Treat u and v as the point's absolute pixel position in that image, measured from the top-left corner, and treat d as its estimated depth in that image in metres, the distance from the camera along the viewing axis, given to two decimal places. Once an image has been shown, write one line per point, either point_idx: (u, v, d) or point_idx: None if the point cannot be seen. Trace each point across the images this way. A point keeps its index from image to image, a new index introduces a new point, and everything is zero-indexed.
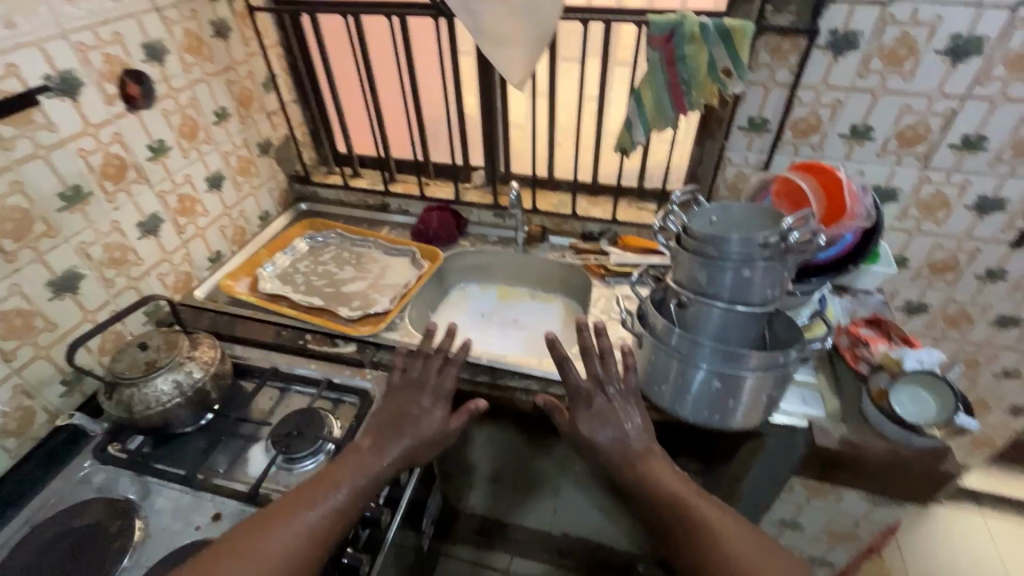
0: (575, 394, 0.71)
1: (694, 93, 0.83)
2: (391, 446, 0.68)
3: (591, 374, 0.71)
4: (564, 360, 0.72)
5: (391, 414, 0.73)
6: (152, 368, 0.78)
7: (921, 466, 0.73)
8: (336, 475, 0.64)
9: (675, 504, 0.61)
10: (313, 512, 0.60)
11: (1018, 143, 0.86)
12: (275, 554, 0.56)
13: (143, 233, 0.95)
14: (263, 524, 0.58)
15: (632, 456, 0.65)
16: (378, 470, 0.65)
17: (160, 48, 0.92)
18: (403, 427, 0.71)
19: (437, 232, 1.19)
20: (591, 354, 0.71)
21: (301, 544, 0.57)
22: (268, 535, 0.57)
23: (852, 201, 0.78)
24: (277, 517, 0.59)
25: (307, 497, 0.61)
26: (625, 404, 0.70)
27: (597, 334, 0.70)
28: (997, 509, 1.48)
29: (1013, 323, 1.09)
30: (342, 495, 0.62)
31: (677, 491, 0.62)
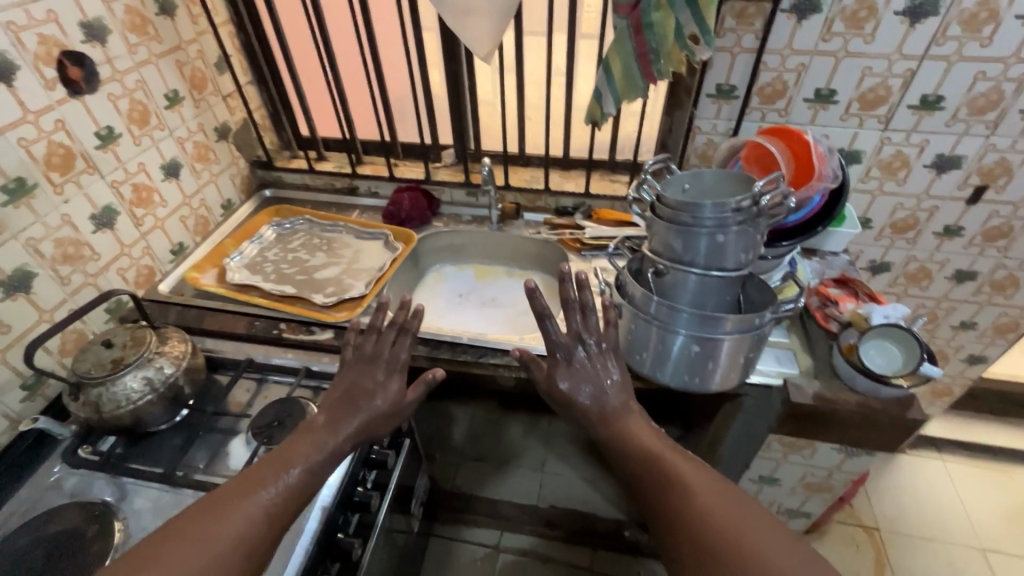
0: (555, 350, 0.70)
1: (662, 62, 0.81)
2: (344, 423, 0.65)
3: (571, 328, 0.70)
4: (545, 313, 0.69)
5: (343, 390, 0.69)
6: (119, 365, 0.74)
7: (890, 416, 0.75)
8: (292, 455, 0.60)
9: (651, 462, 0.59)
10: (269, 491, 0.55)
11: (972, 102, 0.88)
12: (227, 536, 0.50)
13: (98, 226, 0.90)
14: (210, 509, 0.52)
15: (609, 413, 0.66)
16: (333, 447, 0.62)
17: (101, 27, 0.86)
18: (357, 404, 0.67)
19: (409, 213, 1.17)
20: (571, 307, 0.70)
21: (256, 523, 0.52)
22: (220, 516, 0.51)
23: (820, 162, 0.79)
24: (227, 498, 0.53)
25: (259, 477, 0.56)
26: (605, 360, 0.70)
27: (580, 287, 0.69)
28: (956, 453, 1.57)
29: (969, 277, 1.14)
30: (298, 472, 0.58)
31: (650, 449, 0.60)
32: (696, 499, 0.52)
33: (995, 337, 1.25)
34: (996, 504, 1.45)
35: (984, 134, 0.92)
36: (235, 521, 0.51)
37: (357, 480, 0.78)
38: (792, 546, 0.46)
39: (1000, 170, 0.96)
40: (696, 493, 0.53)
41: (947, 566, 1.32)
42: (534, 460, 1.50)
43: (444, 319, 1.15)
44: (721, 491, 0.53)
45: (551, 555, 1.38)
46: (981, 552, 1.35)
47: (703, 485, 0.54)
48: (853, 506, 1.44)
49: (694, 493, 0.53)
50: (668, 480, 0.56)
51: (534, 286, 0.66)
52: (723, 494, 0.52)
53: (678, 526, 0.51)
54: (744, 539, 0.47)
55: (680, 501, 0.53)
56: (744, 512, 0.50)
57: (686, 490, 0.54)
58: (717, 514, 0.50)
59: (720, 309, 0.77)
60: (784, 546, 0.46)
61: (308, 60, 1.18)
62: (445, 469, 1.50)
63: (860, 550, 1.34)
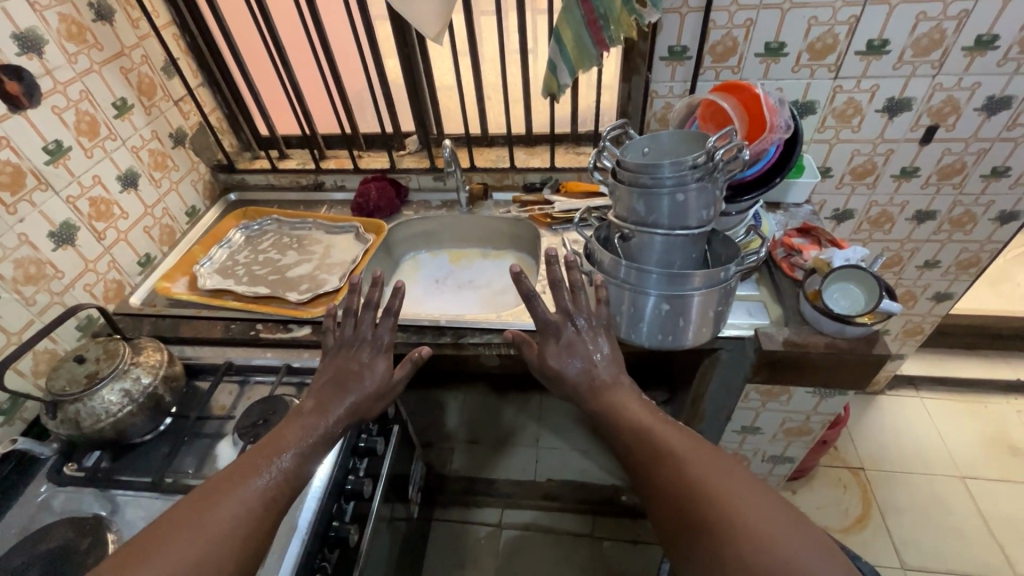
0: (545, 329, 0.70)
1: (612, 28, 0.81)
2: (335, 405, 0.66)
3: (559, 307, 0.70)
4: (530, 295, 0.69)
5: (331, 374, 0.69)
6: (95, 379, 0.74)
7: (856, 354, 0.77)
8: (281, 440, 0.60)
9: (642, 434, 0.58)
10: (263, 478, 0.56)
11: (917, 43, 0.90)
12: (223, 523, 0.50)
13: (58, 244, 0.89)
14: (204, 500, 0.52)
15: (599, 386, 0.66)
16: (325, 429, 0.63)
17: (36, 38, 0.84)
18: (347, 385, 0.68)
19: (377, 203, 1.16)
20: (559, 288, 0.69)
21: (253, 509, 0.53)
22: (214, 506, 0.51)
23: (771, 114, 0.80)
24: (221, 487, 0.53)
25: (251, 464, 0.57)
26: (593, 336, 0.70)
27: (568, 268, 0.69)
28: (932, 389, 1.63)
29: (929, 217, 1.17)
30: (290, 457, 0.59)
31: (642, 421, 0.59)
32: (687, 468, 0.51)
33: (959, 273, 1.29)
34: (972, 434, 1.51)
35: (931, 74, 0.94)
36: (230, 511, 0.51)
37: (347, 469, 0.79)
38: (783, 513, 0.45)
39: (948, 108, 0.98)
40: (687, 462, 0.51)
41: (930, 496, 1.37)
42: (529, 437, 1.56)
43: (422, 306, 1.15)
44: (713, 461, 0.51)
45: (553, 526, 1.40)
46: (961, 480, 1.40)
47: (694, 456, 0.52)
48: (838, 449, 1.49)
49: (685, 463, 0.51)
50: (659, 450, 0.55)
51: (518, 271, 0.67)
52: (714, 463, 0.51)
53: (669, 494, 0.50)
54: (733, 505, 0.46)
55: (671, 470, 0.52)
56: (733, 479, 0.49)
57: (677, 460, 0.52)
58: (706, 483, 0.49)
59: (687, 266, 0.78)
60: (774, 514, 0.45)
61: (259, 57, 1.16)
62: (441, 455, 1.53)
63: (846, 490, 1.39)
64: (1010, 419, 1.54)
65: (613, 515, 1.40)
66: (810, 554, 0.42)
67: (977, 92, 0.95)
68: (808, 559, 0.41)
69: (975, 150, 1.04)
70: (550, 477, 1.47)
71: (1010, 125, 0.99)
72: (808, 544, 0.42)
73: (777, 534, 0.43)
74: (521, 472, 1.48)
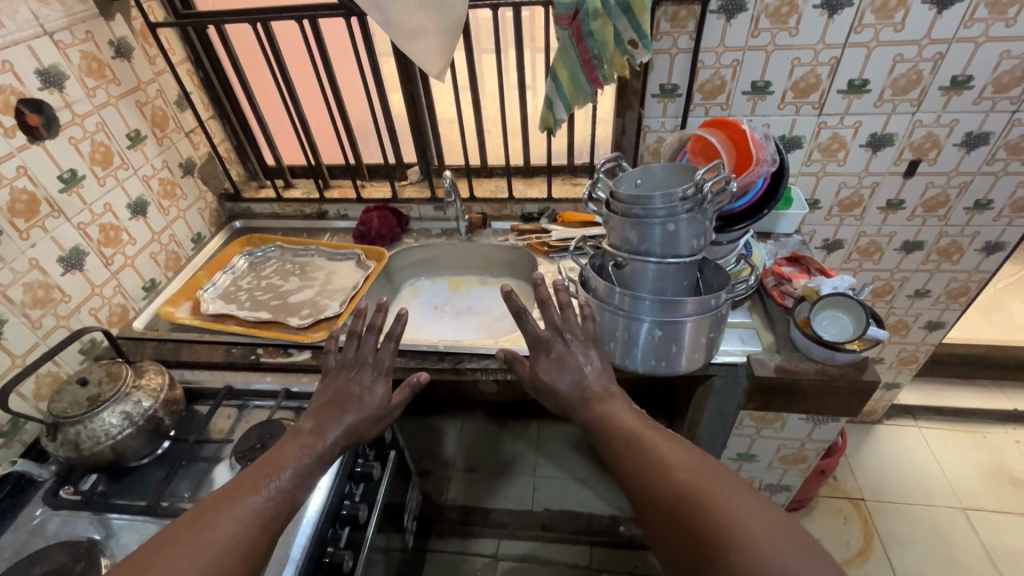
0: (536, 344, 0.71)
1: (606, 67, 0.86)
2: (334, 426, 0.66)
3: (549, 322, 0.71)
4: (521, 312, 0.70)
5: (330, 396, 0.70)
6: (96, 402, 0.75)
7: (847, 380, 0.79)
8: (279, 459, 0.61)
9: (631, 441, 0.59)
10: (260, 496, 0.56)
11: (895, 83, 0.95)
12: (221, 540, 0.51)
13: (66, 268, 0.91)
14: (202, 518, 0.52)
15: (590, 397, 0.67)
16: (321, 450, 0.64)
17: (58, 74, 0.88)
18: (346, 406, 0.69)
19: (379, 232, 1.19)
20: (548, 308, 0.71)
21: (249, 525, 0.53)
22: (211, 522, 0.52)
23: (757, 149, 0.83)
24: (219, 504, 0.54)
25: (250, 483, 0.57)
26: (585, 348, 0.71)
27: (555, 289, 0.71)
28: (930, 419, 1.63)
29: (917, 247, 1.20)
30: (288, 476, 0.59)
31: (631, 429, 0.60)
32: (675, 473, 0.52)
33: (950, 302, 1.31)
34: (972, 464, 1.50)
35: (910, 111, 0.98)
36: (227, 527, 0.52)
37: (344, 494, 0.79)
38: (767, 514, 0.46)
39: (929, 143, 1.02)
40: (676, 469, 0.53)
41: (931, 528, 1.36)
42: (527, 465, 1.55)
43: (420, 332, 1.17)
44: (700, 466, 0.52)
45: (551, 557, 1.37)
46: (963, 511, 1.39)
47: (681, 461, 0.54)
48: (838, 479, 1.48)
49: (674, 470, 0.53)
50: (648, 456, 0.56)
51: (509, 290, 0.68)
52: (701, 468, 0.52)
53: (658, 499, 0.51)
54: (717, 506, 0.47)
55: (659, 477, 0.53)
56: (720, 483, 0.49)
57: (666, 467, 0.53)
58: (692, 486, 0.50)
59: (680, 293, 0.80)
60: (759, 516, 0.46)
61: (269, 93, 1.21)
62: (438, 482, 1.52)
63: (847, 522, 1.38)
64: (1009, 450, 1.53)
65: (612, 547, 1.38)
66: (794, 554, 0.42)
67: (956, 128, 1.00)
68: (791, 557, 0.42)
69: (957, 184, 1.08)
70: (547, 507, 1.45)
71: (989, 160, 1.03)
72: (792, 544, 0.43)
73: (760, 532, 0.44)
74: (517, 501, 1.47)
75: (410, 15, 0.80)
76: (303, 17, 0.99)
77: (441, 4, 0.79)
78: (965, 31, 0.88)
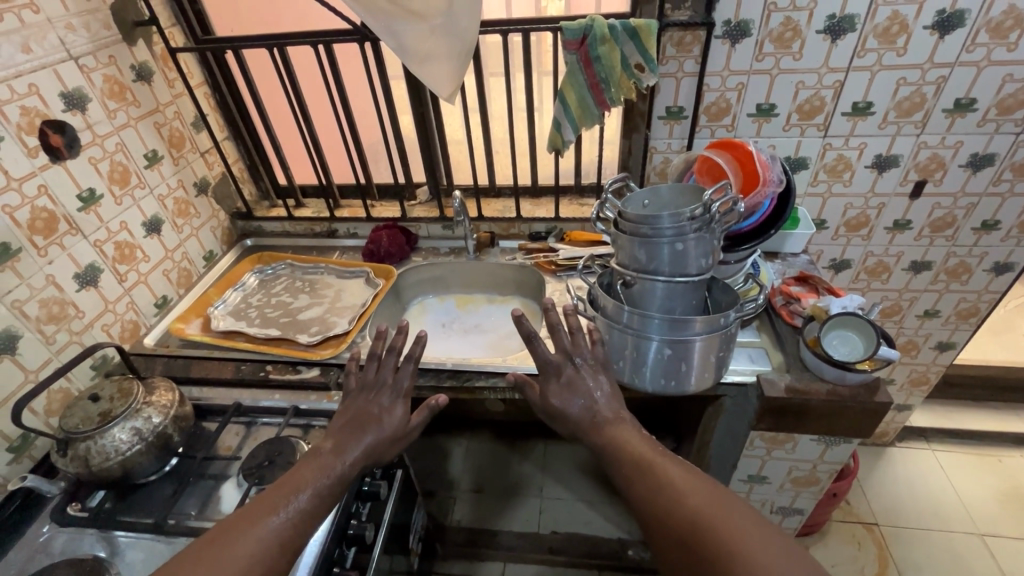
0: (546, 367, 0.71)
1: (613, 90, 0.89)
2: (352, 446, 0.66)
3: (560, 348, 0.71)
4: (532, 337, 0.70)
5: (349, 416, 0.70)
6: (108, 417, 0.75)
7: (858, 402, 0.78)
8: (298, 480, 0.60)
9: (643, 465, 0.58)
10: (278, 517, 0.56)
11: (899, 105, 0.96)
12: (239, 561, 0.50)
13: (81, 284, 0.92)
14: (219, 539, 0.52)
15: (601, 422, 0.66)
16: (340, 471, 0.63)
17: (80, 97, 0.91)
18: (365, 427, 0.69)
19: (388, 249, 1.20)
20: (559, 331, 0.71)
21: (266, 548, 0.53)
22: (229, 544, 0.51)
23: (764, 169, 0.84)
24: (237, 524, 0.53)
25: (268, 504, 0.57)
26: (595, 374, 0.71)
27: (564, 312, 0.71)
28: (943, 442, 1.60)
29: (925, 267, 1.20)
30: (306, 497, 0.59)
31: (642, 454, 0.60)
32: (687, 499, 0.51)
33: (960, 322, 1.30)
34: (987, 489, 1.47)
35: (915, 133, 0.99)
36: (245, 549, 0.51)
37: (351, 513, 0.79)
38: (781, 542, 0.45)
39: (934, 164, 1.03)
40: (689, 494, 0.52)
41: (948, 554, 1.33)
42: (534, 486, 1.54)
43: (428, 349, 1.17)
44: (713, 494, 0.52)
45: None
46: (980, 537, 1.36)
47: (692, 487, 0.53)
48: (850, 503, 1.45)
49: (687, 494, 0.52)
50: (660, 481, 0.55)
51: (520, 313, 0.69)
52: (713, 495, 0.51)
53: (670, 525, 0.51)
54: (730, 533, 0.46)
55: (672, 502, 0.52)
56: (735, 511, 0.49)
57: (678, 492, 0.53)
58: (705, 513, 0.49)
59: (688, 312, 0.81)
60: (773, 544, 0.45)
61: (283, 115, 1.24)
62: (444, 503, 1.51)
63: (861, 548, 1.35)
64: None
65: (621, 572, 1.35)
66: None
67: (961, 150, 1.00)
68: None
69: (964, 205, 1.08)
70: (554, 529, 1.43)
71: (995, 181, 1.04)
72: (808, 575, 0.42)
73: (774, 561, 0.43)
74: (524, 524, 1.45)
75: (423, 40, 0.82)
76: (318, 42, 1.02)
77: (454, 29, 0.82)
78: (967, 55, 0.89)
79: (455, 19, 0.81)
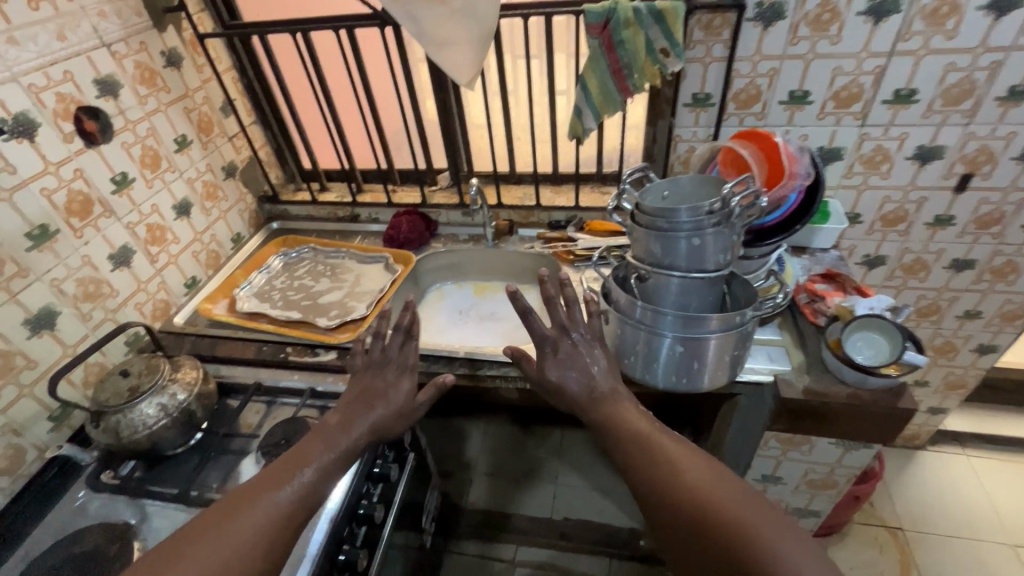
0: (542, 343, 0.70)
1: (636, 76, 0.86)
2: (357, 421, 0.68)
3: (556, 323, 0.70)
4: (528, 312, 0.68)
5: (356, 392, 0.72)
6: (136, 393, 0.80)
7: (881, 407, 0.75)
8: (305, 455, 0.62)
9: (640, 441, 0.58)
10: (285, 490, 0.58)
11: (946, 93, 0.90)
12: (250, 529, 0.52)
13: (115, 265, 0.97)
14: (229, 509, 0.54)
15: (599, 397, 0.66)
16: (345, 445, 0.65)
17: (113, 83, 0.94)
18: (374, 403, 0.71)
19: (407, 236, 1.21)
20: (554, 304, 0.69)
21: (274, 518, 0.55)
22: (240, 513, 0.54)
23: (790, 162, 0.81)
24: (247, 496, 0.56)
25: (275, 477, 0.58)
26: (591, 348, 0.70)
27: (563, 286, 0.69)
28: (980, 448, 1.53)
29: (968, 266, 1.13)
30: (311, 471, 0.61)
31: (639, 430, 0.59)
32: (682, 475, 0.51)
33: (1004, 325, 1.22)
34: None
35: (963, 123, 0.93)
36: (254, 519, 0.53)
37: (361, 494, 0.81)
38: (776, 517, 0.44)
39: (983, 157, 0.96)
40: (684, 470, 0.51)
41: (977, 563, 1.28)
42: (548, 471, 1.55)
43: (444, 335, 1.18)
44: (708, 470, 0.51)
45: (572, 566, 1.36)
46: (1013, 548, 1.30)
47: (688, 462, 0.52)
48: (874, 506, 1.41)
49: (682, 470, 0.51)
50: (655, 456, 0.55)
51: (515, 289, 0.66)
52: (709, 471, 0.51)
53: (666, 499, 0.50)
54: (723, 512, 0.46)
55: (666, 477, 0.52)
56: (730, 487, 0.48)
57: (673, 467, 0.52)
58: (699, 491, 0.49)
59: (705, 308, 0.78)
60: (768, 519, 0.44)
61: (307, 99, 1.25)
62: (460, 485, 1.54)
63: (883, 551, 1.31)
64: None
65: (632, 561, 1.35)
66: (806, 559, 0.41)
67: (1013, 141, 0.93)
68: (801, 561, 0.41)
69: (1014, 200, 1.01)
70: (567, 516, 1.45)
71: None
72: (803, 548, 0.42)
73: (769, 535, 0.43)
74: (537, 509, 1.47)
75: (441, 25, 0.81)
76: (340, 27, 1.03)
77: (472, 14, 0.80)
78: None
79: (474, 4, 0.79)
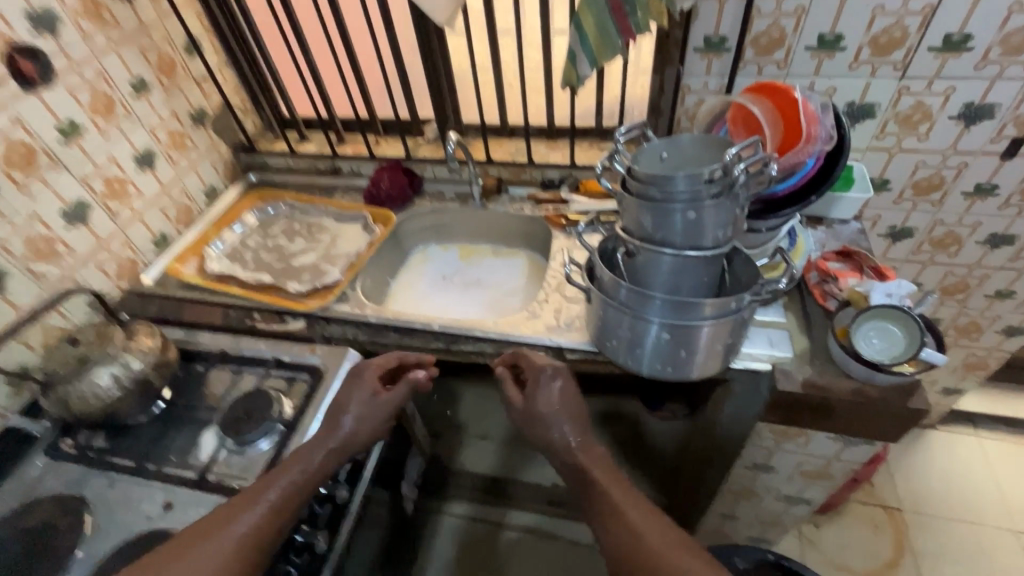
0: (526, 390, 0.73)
1: (639, 14, 0.73)
2: (322, 441, 0.68)
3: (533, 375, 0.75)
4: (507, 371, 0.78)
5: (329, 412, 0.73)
6: (85, 363, 0.75)
7: (888, 405, 0.68)
8: (264, 484, 0.63)
9: (616, 515, 0.60)
10: (242, 523, 0.59)
11: (1007, 40, 0.76)
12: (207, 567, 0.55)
13: (70, 222, 0.91)
14: (189, 543, 0.57)
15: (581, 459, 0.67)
16: (309, 465, 0.66)
17: (51, 18, 0.84)
18: (336, 421, 0.71)
19: (388, 192, 1.12)
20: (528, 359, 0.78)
21: (230, 553, 0.57)
22: (198, 549, 0.57)
23: (810, 123, 0.69)
24: (206, 531, 0.58)
25: (237, 507, 0.61)
26: (568, 394, 0.72)
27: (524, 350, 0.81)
28: (994, 430, 1.45)
29: (1005, 241, 1.01)
30: (274, 495, 0.62)
31: (617, 503, 0.62)
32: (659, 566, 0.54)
33: None
34: None
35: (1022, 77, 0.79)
36: (210, 556, 0.56)
37: None
38: None
39: None
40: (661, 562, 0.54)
41: (975, 549, 1.24)
42: None
43: (425, 303, 1.12)
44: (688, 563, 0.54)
45: (557, 530, 1.39)
46: (1015, 534, 1.26)
47: (675, 554, 0.55)
48: (874, 485, 1.36)
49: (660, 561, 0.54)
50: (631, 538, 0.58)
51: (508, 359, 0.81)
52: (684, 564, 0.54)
53: None
54: None
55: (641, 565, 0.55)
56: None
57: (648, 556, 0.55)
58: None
59: (699, 290, 0.70)
60: None
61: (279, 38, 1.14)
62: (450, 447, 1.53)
63: (878, 532, 1.28)
64: None
65: None
66: None
67: None
68: None
69: None
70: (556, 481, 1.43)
71: None
72: None
73: None
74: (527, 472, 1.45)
75: None
76: None
77: None
78: None
79: None
